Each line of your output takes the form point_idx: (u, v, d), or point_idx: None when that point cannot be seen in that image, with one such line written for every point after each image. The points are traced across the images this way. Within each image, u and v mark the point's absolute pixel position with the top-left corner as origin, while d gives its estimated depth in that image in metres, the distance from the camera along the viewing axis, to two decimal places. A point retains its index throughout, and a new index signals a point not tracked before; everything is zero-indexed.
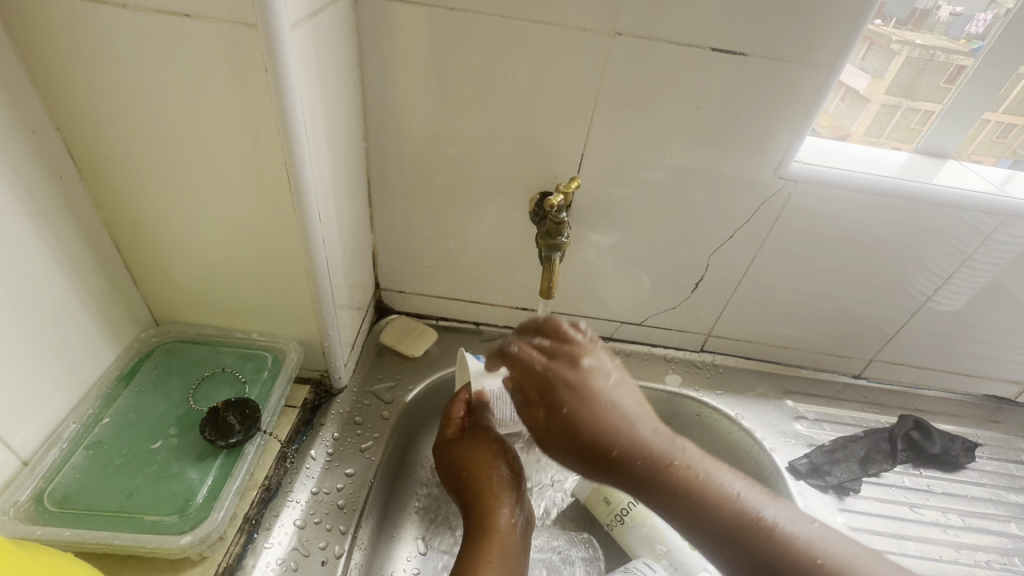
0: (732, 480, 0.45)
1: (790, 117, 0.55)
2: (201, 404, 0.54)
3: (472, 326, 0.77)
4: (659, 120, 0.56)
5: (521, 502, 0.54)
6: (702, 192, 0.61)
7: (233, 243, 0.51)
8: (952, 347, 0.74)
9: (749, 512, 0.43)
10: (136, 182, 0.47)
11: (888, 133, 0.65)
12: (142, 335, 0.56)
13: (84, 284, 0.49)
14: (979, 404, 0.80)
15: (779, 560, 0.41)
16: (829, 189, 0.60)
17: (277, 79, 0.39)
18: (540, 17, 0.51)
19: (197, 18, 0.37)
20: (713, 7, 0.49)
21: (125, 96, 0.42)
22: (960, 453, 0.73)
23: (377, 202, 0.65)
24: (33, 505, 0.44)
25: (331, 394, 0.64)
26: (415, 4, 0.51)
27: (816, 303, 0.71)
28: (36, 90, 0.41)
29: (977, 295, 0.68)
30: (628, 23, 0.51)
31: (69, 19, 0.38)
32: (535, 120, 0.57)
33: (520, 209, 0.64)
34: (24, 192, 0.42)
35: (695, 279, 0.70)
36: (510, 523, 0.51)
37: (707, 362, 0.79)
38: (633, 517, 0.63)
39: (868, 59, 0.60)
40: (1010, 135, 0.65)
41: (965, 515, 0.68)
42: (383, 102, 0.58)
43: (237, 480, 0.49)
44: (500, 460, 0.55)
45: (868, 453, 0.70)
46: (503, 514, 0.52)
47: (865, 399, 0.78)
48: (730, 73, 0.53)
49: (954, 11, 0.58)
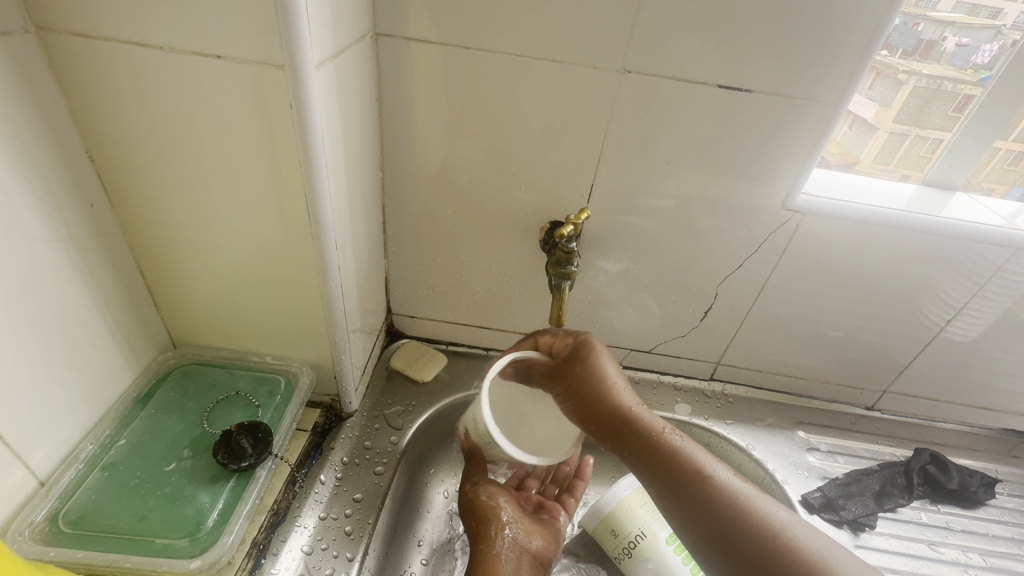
0: (714, 462, 0.50)
1: (797, 150, 0.56)
2: (215, 427, 0.55)
3: (481, 350, 0.78)
4: (667, 153, 0.58)
5: (521, 536, 0.56)
6: (712, 221, 0.62)
7: (250, 267, 0.52)
8: (968, 378, 0.73)
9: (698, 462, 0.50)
10: (160, 208, 0.49)
11: (897, 160, 0.66)
12: (160, 356, 0.58)
13: (108, 307, 0.50)
14: (997, 438, 0.78)
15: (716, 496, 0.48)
16: (836, 221, 0.60)
17: (302, 115, 0.41)
18: (552, 56, 0.53)
19: (228, 59, 0.40)
20: (720, 46, 0.51)
21: (158, 129, 0.44)
22: (979, 489, 0.71)
23: (390, 229, 0.67)
24: (48, 525, 0.44)
25: (342, 418, 0.65)
26: (432, 43, 0.54)
27: (827, 332, 0.71)
28: (75, 122, 0.44)
29: (992, 327, 0.67)
30: (637, 62, 0.53)
31: (110, 59, 0.40)
32: (546, 151, 0.59)
33: (531, 237, 0.65)
34: (58, 219, 0.44)
35: (705, 308, 0.70)
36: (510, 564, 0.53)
37: (717, 391, 0.78)
38: (640, 551, 0.61)
39: (875, 88, 0.60)
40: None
41: (986, 554, 0.66)
42: (399, 133, 0.60)
43: (247, 503, 0.49)
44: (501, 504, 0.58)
45: (883, 488, 0.69)
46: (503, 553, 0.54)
47: (879, 431, 0.76)
48: (738, 109, 0.55)
49: (959, 42, 0.58)
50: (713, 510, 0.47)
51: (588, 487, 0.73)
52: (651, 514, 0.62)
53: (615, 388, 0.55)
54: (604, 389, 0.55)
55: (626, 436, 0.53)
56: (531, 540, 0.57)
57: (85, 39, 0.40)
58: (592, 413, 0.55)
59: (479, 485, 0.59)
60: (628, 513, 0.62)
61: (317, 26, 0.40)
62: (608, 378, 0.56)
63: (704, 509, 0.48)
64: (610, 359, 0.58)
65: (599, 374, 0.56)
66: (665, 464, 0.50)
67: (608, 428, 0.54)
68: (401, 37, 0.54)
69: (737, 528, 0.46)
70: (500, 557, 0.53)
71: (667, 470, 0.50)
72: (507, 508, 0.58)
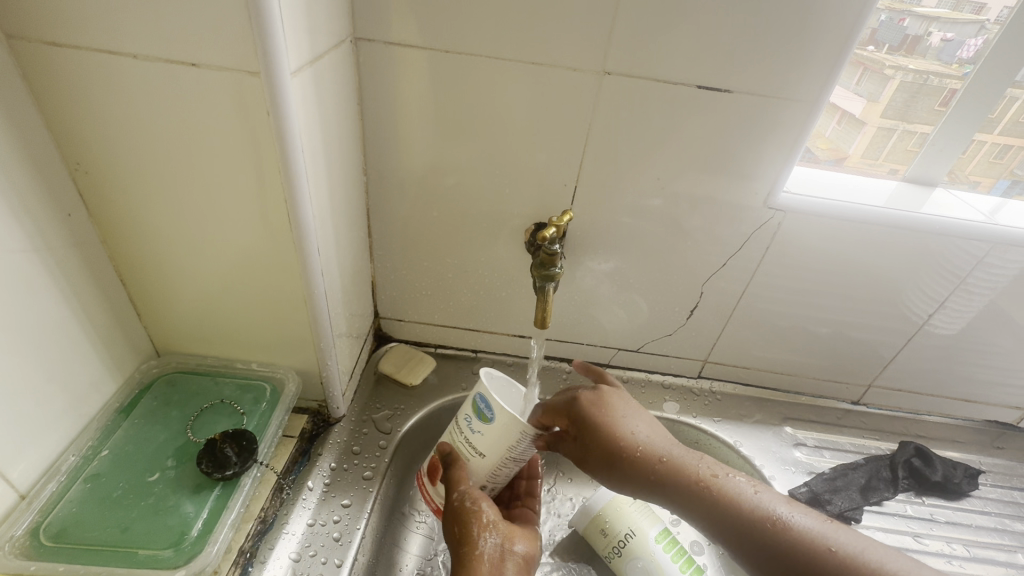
0: (763, 495, 0.50)
1: (778, 149, 0.57)
2: (199, 436, 0.54)
3: (469, 352, 0.78)
4: (650, 153, 0.58)
5: (504, 538, 0.51)
6: (696, 219, 0.63)
7: (232, 274, 0.52)
8: (953, 371, 0.74)
9: (749, 500, 0.49)
10: (139, 217, 0.48)
11: (884, 155, 0.67)
12: (143, 365, 0.57)
13: (88, 316, 0.50)
14: (981, 430, 0.79)
15: (779, 533, 0.47)
16: (817, 218, 0.61)
17: (279, 122, 0.41)
18: (533, 58, 0.53)
19: (203, 66, 0.39)
20: (698, 48, 0.52)
21: (134, 137, 0.43)
22: (963, 480, 0.72)
23: (375, 232, 0.67)
24: (29, 540, 0.44)
25: (329, 423, 0.64)
26: (413, 47, 0.54)
27: (813, 328, 0.72)
28: (49, 131, 0.43)
29: (973, 320, 0.68)
30: (617, 64, 0.53)
31: (83, 68, 0.40)
32: (529, 153, 0.59)
33: (516, 239, 0.66)
34: (34, 230, 0.43)
35: (691, 306, 0.71)
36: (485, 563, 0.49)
37: (705, 389, 0.79)
38: (630, 550, 0.62)
39: (863, 84, 0.62)
40: (1008, 156, 0.66)
41: (970, 545, 0.67)
42: (383, 137, 0.60)
43: (232, 512, 0.49)
44: (483, 507, 0.52)
45: (869, 482, 0.70)
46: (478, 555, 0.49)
47: (865, 425, 0.77)
48: (717, 108, 0.55)
49: (944, 37, 0.59)
50: (776, 546, 0.47)
51: (579, 486, 0.73)
52: (640, 513, 0.63)
53: (645, 441, 0.54)
54: (635, 446, 0.53)
55: (669, 489, 0.52)
56: (514, 543, 0.52)
57: (57, 47, 0.39)
58: (629, 476, 0.53)
59: (459, 486, 0.53)
60: (617, 512, 0.63)
61: (294, 32, 0.40)
62: (634, 434, 0.54)
63: (768, 548, 0.47)
64: (626, 410, 0.57)
65: (623, 431, 0.54)
66: (721, 513, 0.49)
67: (653, 487, 0.52)
68: (382, 42, 0.54)
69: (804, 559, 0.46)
70: (482, 561, 0.49)
71: (723, 516, 0.49)
72: (490, 509, 0.52)
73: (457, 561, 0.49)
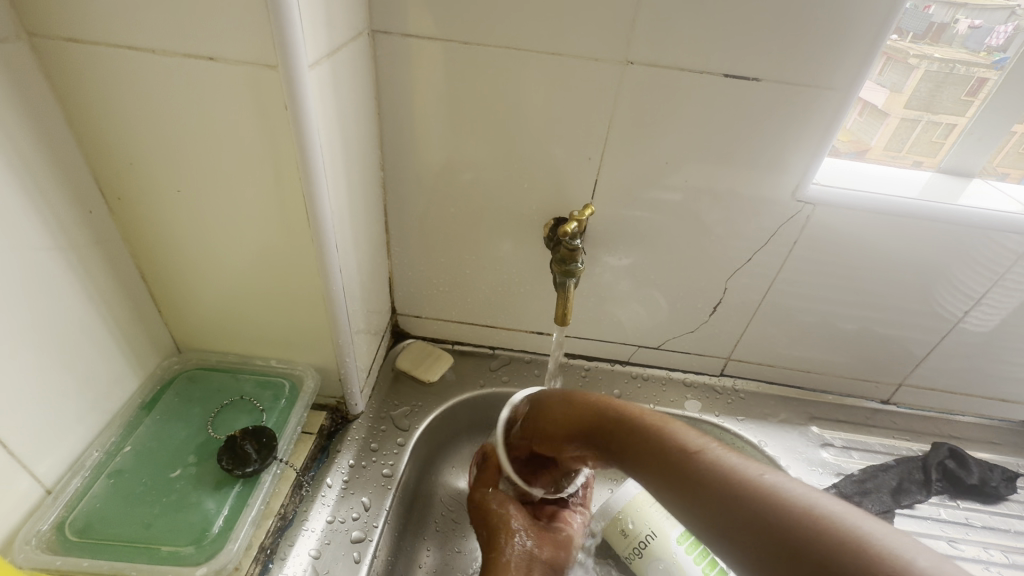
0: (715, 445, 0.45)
1: (807, 138, 0.55)
2: (220, 432, 0.55)
3: (487, 349, 0.77)
4: (672, 145, 0.57)
5: (532, 546, 0.56)
6: (720, 213, 0.61)
7: (250, 270, 0.52)
8: (988, 371, 0.71)
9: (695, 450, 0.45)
10: (157, 212, 0.48)
11: (908, 147, 0.64)
12: (165, 361, 0.58)
13: (111, 312, 0.50)
14: (1017, 431, 0.77)
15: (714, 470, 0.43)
16: (849, 211, 0.59)
17: (298, 115, 0.41)
18: (554, 48, 0.52)
19: (221, 60, 0.39)
20: (725, 35, 0.50)
21: (152, 131, 0.43)
22: (1000, 484, 0.69)
23: (393, 229, 0.66)
24: (55, 534, 0.44)
25: (348, 420, 0.64)
26: (430, 39, 0.53)
27: (841, 325, 0.69)
28: (71, 126, 0.43)
29: (1011, 317, 0.65)
30: (640, 52, 0.51)
31: (100, 63, 0.40)
32: (548, 145, 0.58)
33: (535, 233, 0.64)
34: (57, 227, 0.43)
35: (713, 303, 0.69)
36: (509, 565, 0.54)
37: (728, 387, 0.77)
38: (651, 551, 0.60)
39: (886, 74, 0.58)
40: None
41: (1009, 551, 0.64)
42: (401, 132, 0.59)
43: (253, 509, 0.49)
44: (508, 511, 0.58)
45: (900, 484, 0.68)
46: (502, 558, 0.54)
47: (895, 425, 0.75)
48: (744, 98, 0.53)
49: (972, 24, 0.56)
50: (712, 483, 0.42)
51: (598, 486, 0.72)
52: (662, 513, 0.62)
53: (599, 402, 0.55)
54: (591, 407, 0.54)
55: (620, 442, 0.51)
56: (541, 548, 0.57)
57: (76, 43, 0.39)
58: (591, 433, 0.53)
59: (488, 489, 0.60)
60: (638, 512, 0.62)
61: (311, 24, 0.39)
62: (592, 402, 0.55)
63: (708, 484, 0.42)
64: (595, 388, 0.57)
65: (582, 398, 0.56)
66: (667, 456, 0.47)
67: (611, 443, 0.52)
68: (399, 34, 0.53)
69: (760, 526, 0.38)
70: (510, 567, 0.54)
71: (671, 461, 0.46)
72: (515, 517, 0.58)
73: (487, 563, 0.55)
